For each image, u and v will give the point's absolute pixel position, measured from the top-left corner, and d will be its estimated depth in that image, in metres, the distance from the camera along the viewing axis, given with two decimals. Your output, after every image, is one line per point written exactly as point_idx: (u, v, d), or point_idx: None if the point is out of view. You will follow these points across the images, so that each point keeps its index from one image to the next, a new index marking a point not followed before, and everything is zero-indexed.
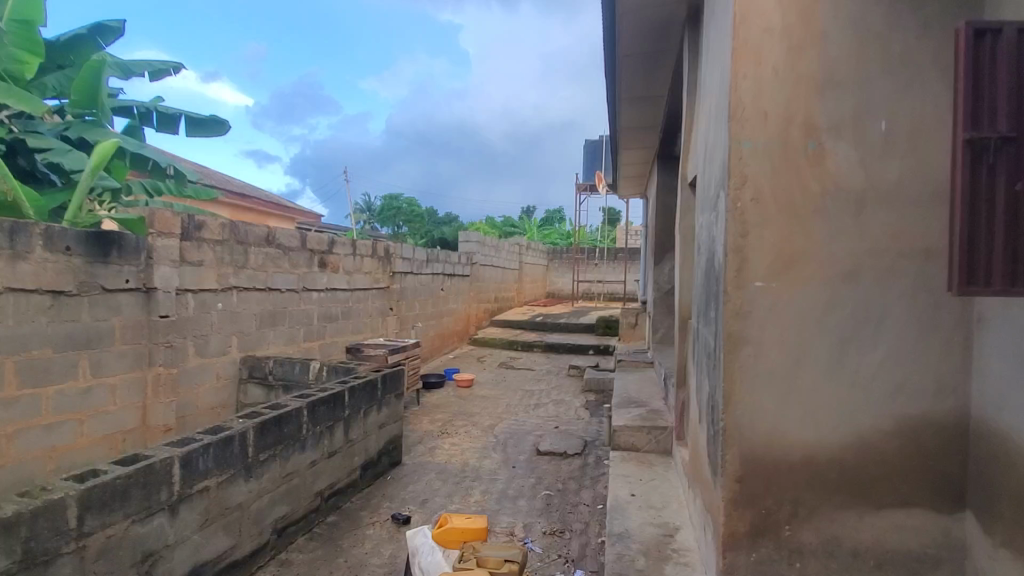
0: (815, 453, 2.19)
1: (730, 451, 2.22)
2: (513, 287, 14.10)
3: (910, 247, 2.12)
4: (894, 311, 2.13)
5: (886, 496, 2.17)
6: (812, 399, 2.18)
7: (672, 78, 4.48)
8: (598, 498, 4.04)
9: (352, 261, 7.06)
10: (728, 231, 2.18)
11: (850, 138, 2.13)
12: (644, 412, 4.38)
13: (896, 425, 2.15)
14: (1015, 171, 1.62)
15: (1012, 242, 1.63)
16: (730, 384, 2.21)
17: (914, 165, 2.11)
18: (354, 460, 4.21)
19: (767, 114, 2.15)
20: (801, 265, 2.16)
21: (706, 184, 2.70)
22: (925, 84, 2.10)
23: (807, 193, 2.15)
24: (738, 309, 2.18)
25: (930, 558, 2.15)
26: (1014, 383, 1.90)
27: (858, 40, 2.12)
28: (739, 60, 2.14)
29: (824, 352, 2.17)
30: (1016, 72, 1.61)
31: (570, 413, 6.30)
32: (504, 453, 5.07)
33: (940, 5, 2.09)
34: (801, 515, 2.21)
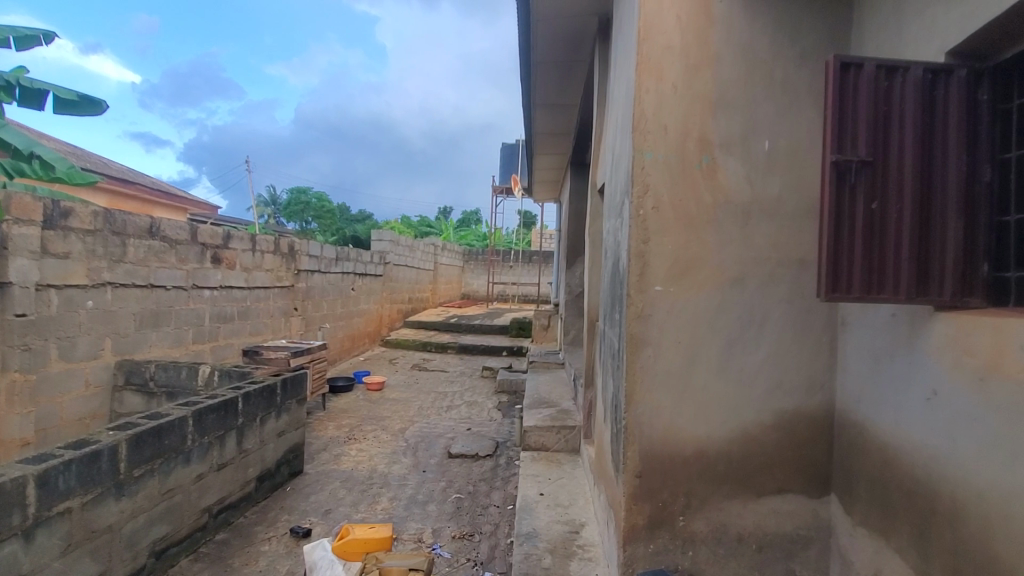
0: (706, 447, 2.34)
1: (631, 448, 2.32)
2: (428, 288, 13.89)
3: (788, 257, 2.33)
4: (774, 314, 2.33)
5: (765, 484, 2.37)
6: (704, 396, 2.33)
7: (583, 88, 4.62)
8: (508, 499, 4.06)
9: (251, 257, 6.59)
10: (631, 236, 2.29)
11: (738, 154, 2.31)
12: (553, 412, 4.47)
13: (774, 419, 2.35)
14: (870, 191, 1.84)
15: (867, 254, 1.84)
16: (631, 383, 2.31)
17: (792, 181, 2.33)
18: (248, 472, 3.92)
19: (667, 127, 2.28)
20: (695, 271, 2.31)
21: (612, 192, 2.81)
22: (802, 108, 2.32)
23: (702, 204, 2.30)
24: (639, 312, 2.29)
25: (802, 539, 2.37)
26: (869, 379, 2.14)
27: (746, 64, 2.29)
28: (642, 74, 2.25)
29: (714, 353, 2.32)
30: (873, 103, 1.82)
31: (482, 414, 6.30)
32: (414, 457, 4.96)
33: (815, 39, 2.32)
34: (693, 506, 2.35)
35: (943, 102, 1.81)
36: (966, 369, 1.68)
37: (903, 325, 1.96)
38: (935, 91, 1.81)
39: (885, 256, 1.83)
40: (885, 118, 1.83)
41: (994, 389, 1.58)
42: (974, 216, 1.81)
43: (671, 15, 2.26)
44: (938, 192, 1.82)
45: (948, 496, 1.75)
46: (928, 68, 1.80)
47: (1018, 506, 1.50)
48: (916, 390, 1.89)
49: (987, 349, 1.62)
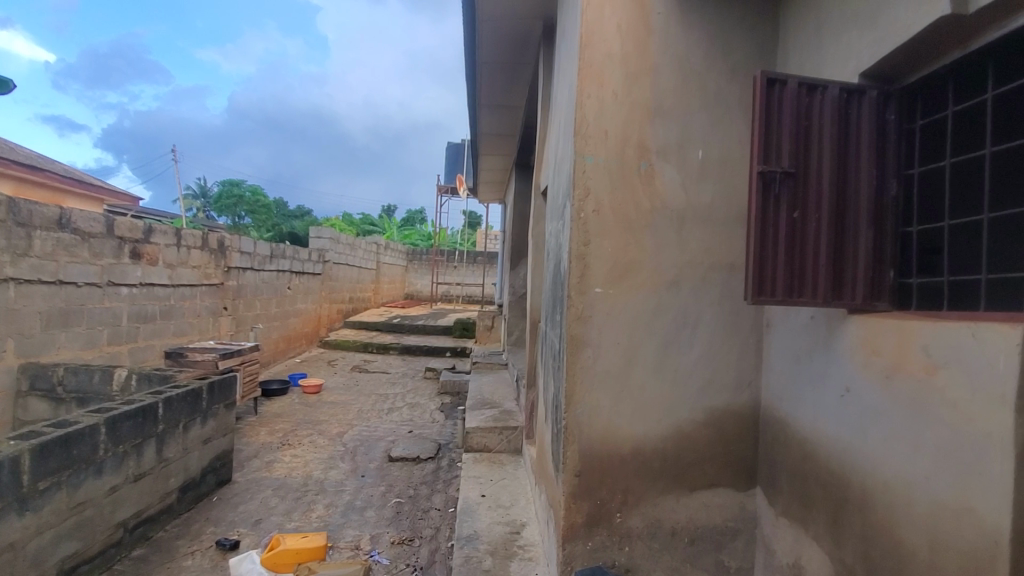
0: (643, 445, 2.41)
1: (571, 447, 2.35)
2: (369, 288, 13.55)
3: (719, 262, 2.43)
4: (706, 316, 2.43)
5: (697, 479, 2.46)
6: (640, 395, 2.40)
7: (528, 91, 4.66)
8: (449, 501, 4.01)
9: (175, 252, 6.19)
10: (572, 239, 2.32)
11: (674, 162, 2.39)
12: (496, 413, 4.47)
13: (706, 416, 2.45)
14: (792, 201, 1.95)
15: (789, 260, 1.95)
16: (571, 383, 2.34)
17: (723, 189, 2.44)
18: (169, 482, 3.67)
19: (607, 133, 2.33)
20: (633, 273, 2.37)
21: (554, 195, 2.84)
22: (733, 120, 2.43)
23: (640, 209, 2.37)
24: (579, 313, 2.33)
25: (730, 530, 2.49)
26: (790, 378, 2.28)
27: (682, 76, 2.38)
28: (584, 80, 2.30)
29: (651, 353, 2.39)
30: (795, 119, 1.94)
31: (424, 416, 6.22)
32: (352, 462, 4.82)
33: (744, 54, 2.43)
34: (629, 503, 2.41)
35: (856, 120, 1.95)
36: (875, 367, 1.82)
37: (821, 327, 2.10)
38: (850, 110, 1.95)
39: (805, 262, 1.96)
40: (806, 133, 1.95)
41: (899, 387, 1.72)
42: (882, 226, 1.96)
43: (612, 24, 2.32)
44: (852, 204, 1.96)
45: (859, 486, 1.88)
46: (843, 88, 1.93)
47: (919, 493, 1.63)
48: (832, 388, 2.02)
49: (892, 350, 1.76)
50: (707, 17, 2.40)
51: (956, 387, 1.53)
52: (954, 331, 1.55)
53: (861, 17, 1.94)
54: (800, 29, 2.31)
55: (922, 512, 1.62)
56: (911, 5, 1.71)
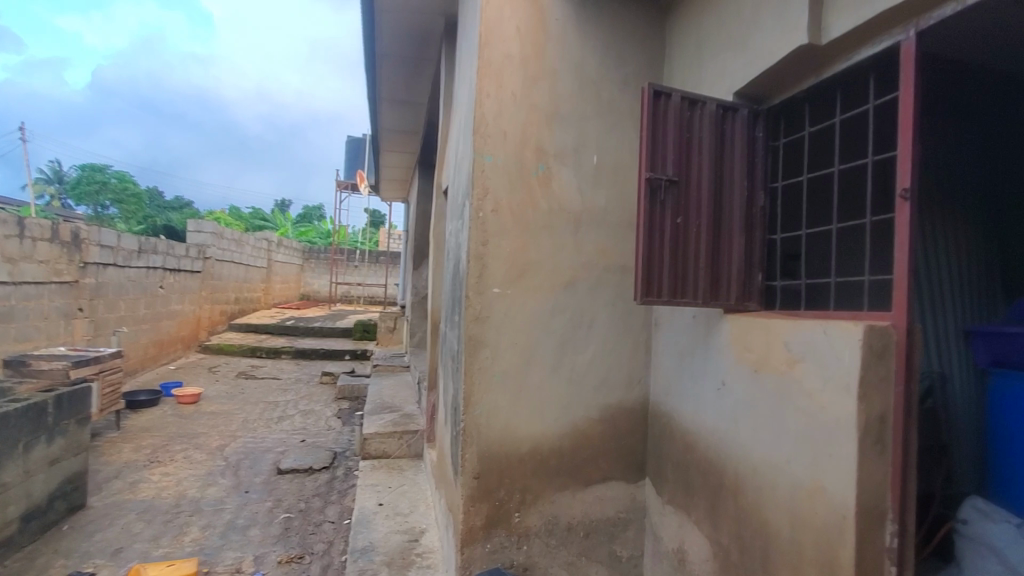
0: (540, 443, 2.44)
1: (469, 449, 2.32)
2: (258, 288, 12.59)
3: (612, 264, 2.53)
4: (600, 316, 2.52)
5: (591, 474, 2.54)
6: (537, 394, 2.43)
7: (431, 88, 4.58)
8: (344, 512, 3.80)
9: (16, 244, 5.33)
10: (471, 238, 2.31)
11: (571, 165, 2.45)
12: (396, 417, 4.33)
13: (600, 413, 2.53)
14: (676, 207, 2.06)
15: (673, 263, 2.06)
16: (470, 384, 2.31)
17: (617, 194, 2.54)
18: (5, 512, 3.13)
19: (506, 133, 2.34)
20: (530, 274, 2.40)
21: (454, 194, 2.80)
22: (624, 128, 2.54)
23: (538, 210, 2.40)
24: (477, 314, 2.31)
25: (622, 521, 2.59)
26: (675, 374, 2.42)
27: (578, 82, 2.45)
28: (483, 79, 2.29)
29: (548, 352, 2.43)
30: (678, 129, 2.05)
31: (319, 424, 5.88)
32: (235, 478, 4.42)
33: (635, 67, 2.56)
34: (527, 502, 2.43)
35: (730, 135, 2.12)
36: (746, 362, 1.98)
37: (701, 326, 2.25)
38: (725, 126, 2.11)
39: (687, 265, 2.08)
40: (689, 144, 2.08)
41: (766, 380, 1.88)
42: (752, 233, 2.14)
43: (511, 25, 2.34)
44: (726, 212, 2.12)
45: (733, 472, 2.04)
46: (719, 104, 2.09)
47: (783, 476, 1.79)
48: (710, 382, 2.18)
49: (761, 347, 1.92)
50: (601, 27, 2.50)
51: (811, 378, 1.70)
52: (810, 328, 1.71)
53: (734, 41, 2.11)
54: (683, 47, 2.47)
55: (785, 493, 1.78)
56: (775, 33, 1.89)
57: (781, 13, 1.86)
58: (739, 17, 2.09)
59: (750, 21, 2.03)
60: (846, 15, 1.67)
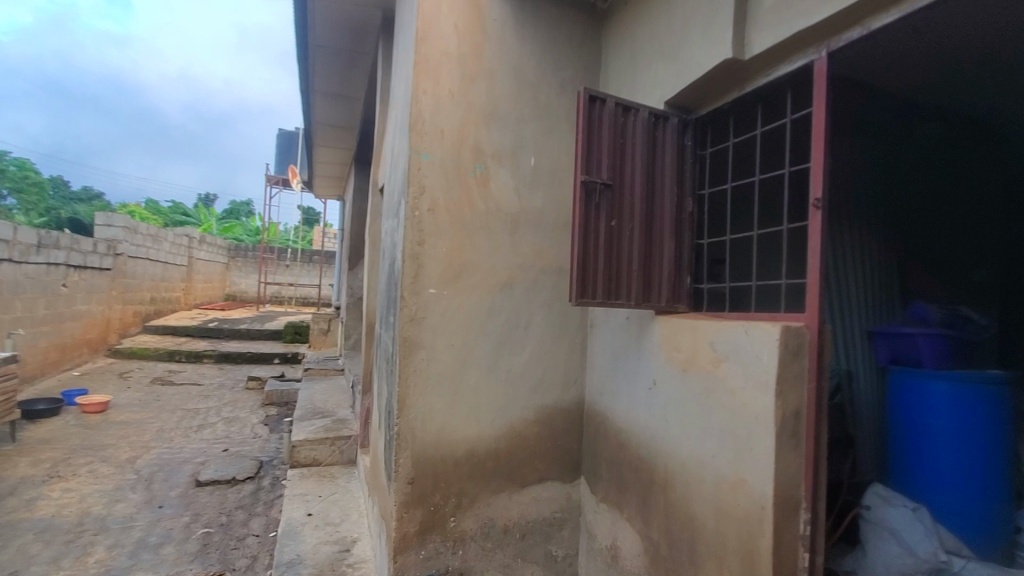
0: (476, 446, 2.42)
1: (402, 454, 2.27)
2: (178, 288, 11.78)
3: (549, 265, 2.55)
4: (536, 318, 2.53)
5: (528, 475, 2.54)
6: (473, 396, 2.40)
7: (368, 84, 4.46)
8: (270, 525, 3.60)
9: None
10: (406, 238, 2.26)
11: (508, 167, 2.46)
12: (328, 422, 4.16)
13: (536, 414, 2.54)
14: (610, 210, 2.11)
15: (607, 264, 2.10)
16: (404, 386, 2.26)
17: (554, 196, 2.56)
18: None
19: (443, 131, 2.32)
20: (467, 275, 2.38)
21: (389, 193, 2.73)
22: (562, 131, 2.57)
23: (475, 211, 2.39)
24: (412, 315, 2.27)
25: (557, 520, 2.61)
26: (609, 374, 2.47)
27: (516, 84, 2.46)
28: (419, 75, 2.27)
29: (484, 354, 2.42)
30: (613, 134, 2.09)
31: (244, 431, 5.56)
32: (148, 492, 4.09)
33: (572, 72, 2.60)
34: (463, 506, 2.40)
35: (661, 142, 2.19)
36: (675, 362, 2.05)
37: (634, 327, 2.31)
38: (656, 133, 2.18)
39: (620, 266, 2.13)
40: (622, 149, 2.13)
41: (693, 379, 1.95)
42: (681, 238, 2.22)
43: (449, 23, 2.33)
44: (657, 216, 2.19)
45: (662, 469, 2.10)
46: (651, 112, 2.16)
47: (708, 470, 1.86)
48: (642, 381, 2.25)
49: (688, 347, 1.99)
50: (540, 30, 2.52)
51: (734, 376, 1.78)
52: (733, 329, 1.80)
53: (665, 52, 2.19)
54: (618, 55, 2.54)
55: (711, 487, 1.85)
56: (701, 46, 1.98)
57: (708, 28, 1.95)
58: (670, 29, 2.17)
59: (680, 33, 2.11)
60: (765, 33, 1.77)
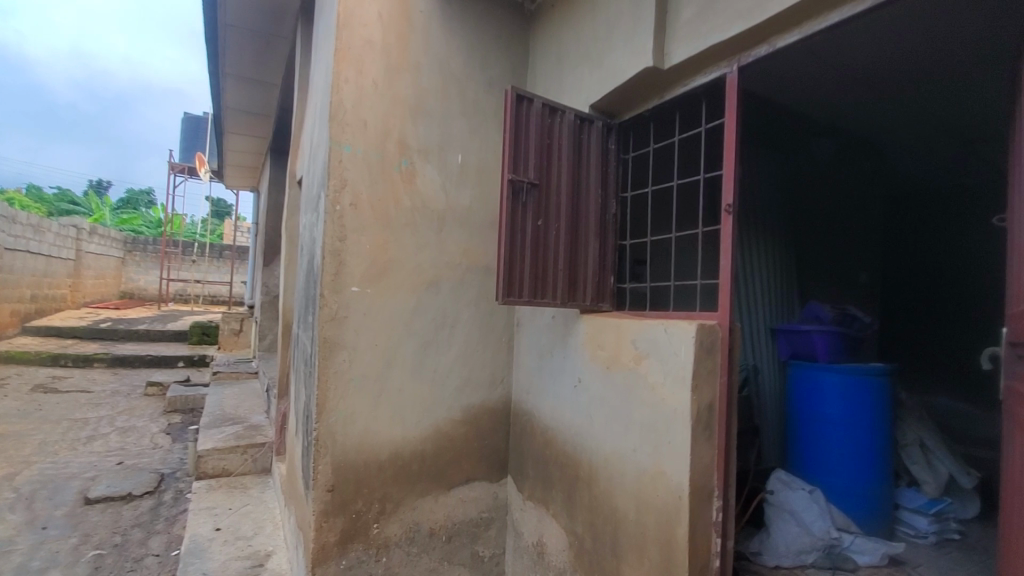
0: (401, 449, 2.35)
1: (322, 460, 2.15)
2: (64, 284, 10.56)
3: (476, 263, 2.52)
4: (463, 317, 2.49)
5: (454, 477, 2.50)
6: (397, 398, 2.33)
7: (286, 70, 4.21)
8: (172, 542, 3.30)
9: None
10: (326, 233, 2.15)
11: (435, 163, 2.40)
12: (240, 429, 3.89)
13: (463, 414, 2.51)
14: (536, 210, 2.11)
15: (534, 264, 2.10)
16: (323, 389, 2.15)
17: (481, 194, 2.53)
18: None
19: (366, 123, 2.23)
20: (391, 273, 2.30)
21: (308, 185, 2.59)
22: (489, 129, 2.55)
23: (400, 207, 2.32)
24: (333, 313, 2.16)
25: (484, 521, 2.58)
26: (535, 372, 2.49)
27: (443, 78, 2.42)
28: (341, 63, 2.16)
29: (409, 354, 2.35)
30: (539, 134, 2.10)
31: (141, 442, 5.07)
32: (27, 512, 3.63)
33: (500, 70, 2.58)
34: (387, 511, 2.32)
35: (587, 144, 2.23)
36: (599, 360, 2.10)
37: (560, 325, 2.34)
38: (582, 136, 2.22)
39: (546, 266, 2.14)
40: (548, 149, 2.14)
41: (616, 375, 2.00)
42: (606, 238, 2.27)
43: (373, 11, 2.25)
44: (583, 217, 2.22)
45: (587, 465, 2.14)
46: (577, 115, 2.19)
47: (630, 464, 1.92)
48: (567, 379, 2.28)
49: (612, 345, 2.04)
50: (467, 25, 2.48)
51: (654, 373, 1.84)
52: (653, 328, 1.86)
53: (590, 56, 2.23)
54: (545, 57, 2.55)
55: (632, 481, 1.91)
56: (625, 53, 2.03)
57: (630, 36, 2.00)
58: (595, 35, 2.21)
59: (604, 39, 2.16)
60: (684, 44, 1.84)
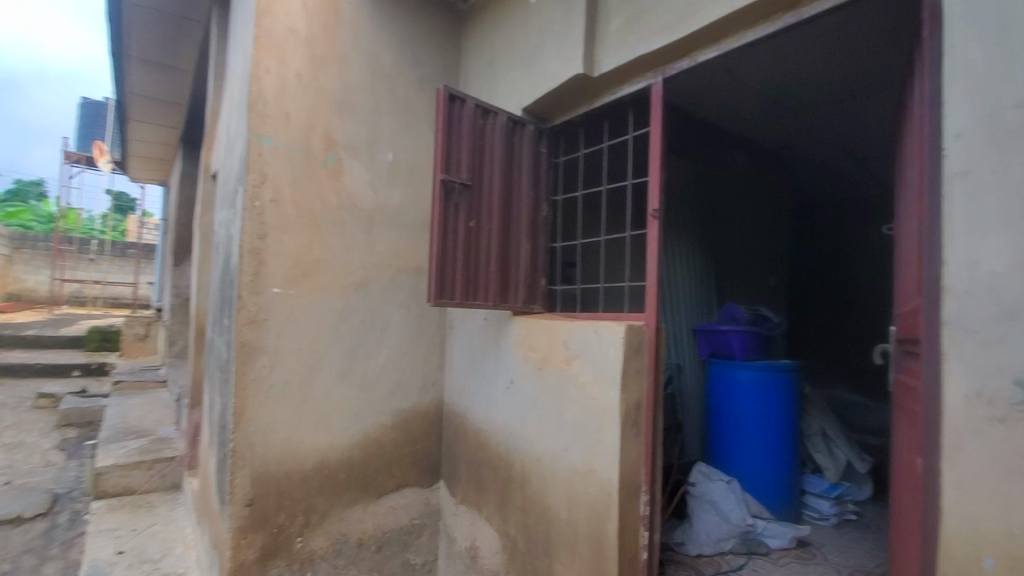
0: (326, 457, 2.24)
1: (239, 473, 2.02)
2: None
3: (407, 264, 2.46)
4: (393, 319, 2.43)
5: (384, 484, 2.42)
6: (323, 405, 2.23)
7: (200, 55, 3.92)
8: (67, 570, 2.97)
9: None
10: (244, 230, 2.02)
11: (364, 160, 2.33)
12: (147, 443, 3.57)
13: (393, 419, 2.44)
14: (468, 211, 2.09)
15: (466, 265, 2.08)
16: (240, 397, 2.01)
17: (412, 194, 2.48)
18: None
19: (289, 115, 2.12)
20: (316, 273, 2.20)
21: (224, 180, 2.43)
22: (420, 127, 2.50)
23: (326, 205, 2.22)
24: (251, 316, 2.03)
25: (416, 528, 2.52)
26: (468, 374, 2.46)
27: (372, 73, 2.34)
28: (261, 51, 2.05)
29: (335, 358, 2.26)
30: (471, 135, 2.08)
31: (30, 460, 4.53)
32: None
33: (431, 68, 2.54)
34: (312, 523, 2.21)
35: (519, 147, 2.24)
36: (531, 361, 2.11)
37: (493, 327, 2.34)
38: (515, 138, 2.22)
39: (478, 267, 2.12)
40: (481, 150, 2.12)
41: (548, 376, 2.02)
42: (538, 241, 2.29)
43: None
44: (515, 219, 2.23)
45: (520, 466, 2.14)
46: (509, 117, 2.19)
47: (561, 463, 1.94)
48: (500, 381, 2.27)
49: (544, 346, 2.06)
50: (397, 21, 2.43)
51: (584, 373, 1.87)
52: (583, 329, 1.90)
53: (522, 59, 2.24)
54: (477, 58, 2.54)
55: (563, 479, 1.93)
56: (556, 58, 2.05)
57: (561, 41, 2.03)
58: (526, 39, 2.23)
59: (536, 43, 2.18)
60: (612, 53, 1.89)
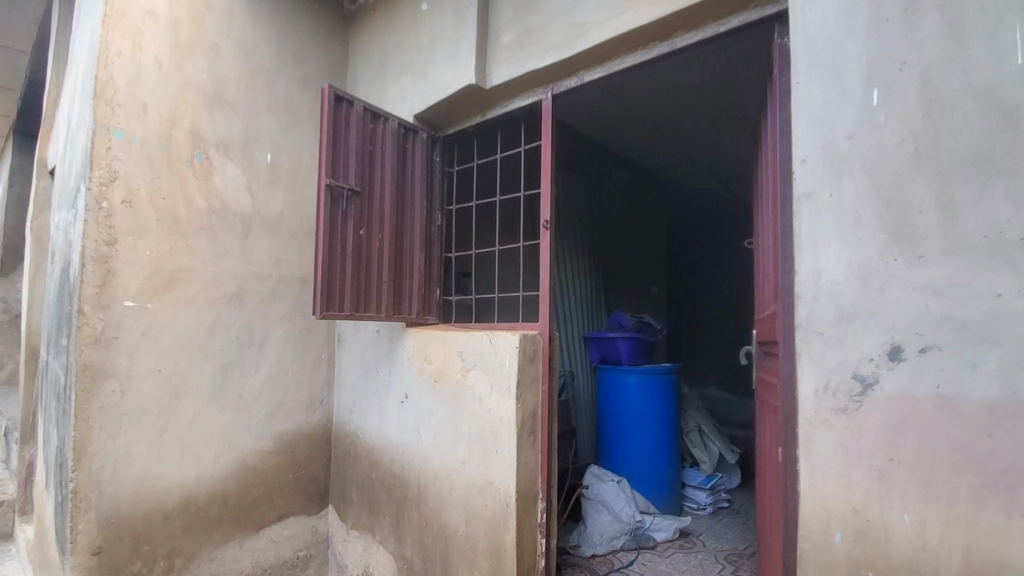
0: (194, 490, 1.99)
1: (82, 518, 1.72)
2: None
3: (290, 274, 2.28)
4: (274, 334, 2.23)
5: (265, 515, 2.20)
6: (189, 432, 1.98)
7: (37, 31, 3.38)
8: None
9: None
10: (87, 234, 1.74)
11: (238, 160, 2.13)
12: None
13: (275, 443, 2.24)
14: (358, 218, 1.97)
15: (356, 276, 1.95)
16: (81, 429, 1.72)
17: (296, 199, 2.31)
18: None
19: (146, 106, 1.88)
20: (181, 284, 1.96)
21: (64, 176, 2.09)
22: (304, 128, 2.34)
23: (192, 208, 1.99)
24: (97, 335, 1.75)
25: (301, 560, 2.33)
26: (359, 390, 2.33)
27: (248, 67, 2.16)
28: (111, 32, 1.80)
29: (204, 379, 2.02)
30: (360, 139, 1.98)
31: None
32: None
33: (316, 67, 2.40)
34: (177, 568, 1.94)
35: (411, 154, 2.18)
36: (426, 374, 2.04)
37: (385, 340, 2.24)
38: (406, 145, 2.17)
39: (369, 277, 2.01)
40: (371, 155, 2.03)
41: (443, 388, 1.97)
42: (431, 250, 2.24)
43: None
44: (408, 228, 2.16)
45: (415, 483, 2.06)
46: (401, 123, 2.13)
47: (458, 477, 1.89)
48: (394, 396, 2.17)
49: (439, 358, 2.00)
50: (277, 14, 2.26)
51: (480, 384, 1.85)
52: (478, 339, 1.87)
53: (413, 65, 2.19)
54: (365, 60, 2.45)
55: (461, 493, 1.89)
56: (448, 66, 2.03)
57: (453, 49, 2.02)
58: (417, 45, 2.19)
59: (427, 50, 2.14)
60: (505, 66, 1.91)
